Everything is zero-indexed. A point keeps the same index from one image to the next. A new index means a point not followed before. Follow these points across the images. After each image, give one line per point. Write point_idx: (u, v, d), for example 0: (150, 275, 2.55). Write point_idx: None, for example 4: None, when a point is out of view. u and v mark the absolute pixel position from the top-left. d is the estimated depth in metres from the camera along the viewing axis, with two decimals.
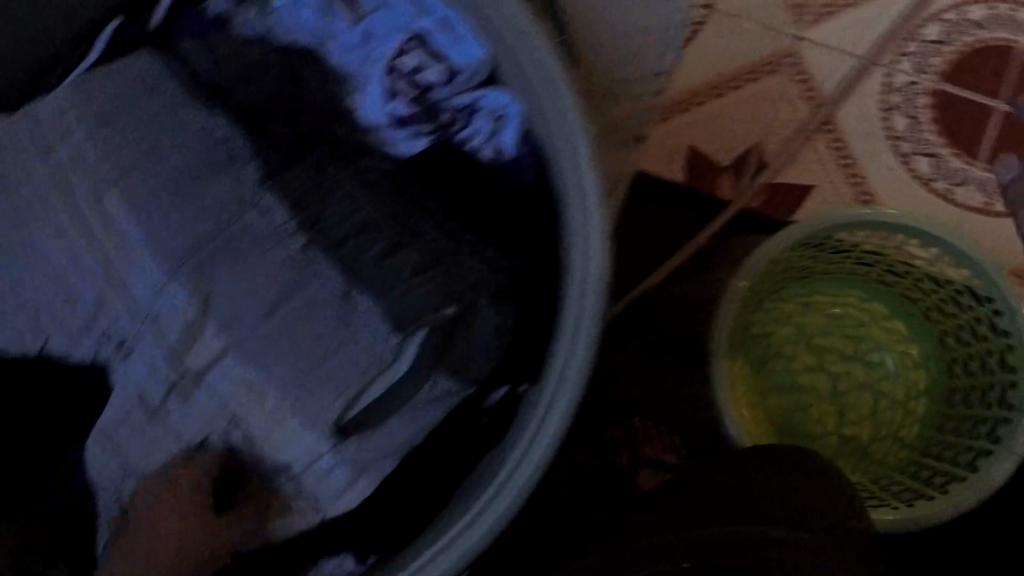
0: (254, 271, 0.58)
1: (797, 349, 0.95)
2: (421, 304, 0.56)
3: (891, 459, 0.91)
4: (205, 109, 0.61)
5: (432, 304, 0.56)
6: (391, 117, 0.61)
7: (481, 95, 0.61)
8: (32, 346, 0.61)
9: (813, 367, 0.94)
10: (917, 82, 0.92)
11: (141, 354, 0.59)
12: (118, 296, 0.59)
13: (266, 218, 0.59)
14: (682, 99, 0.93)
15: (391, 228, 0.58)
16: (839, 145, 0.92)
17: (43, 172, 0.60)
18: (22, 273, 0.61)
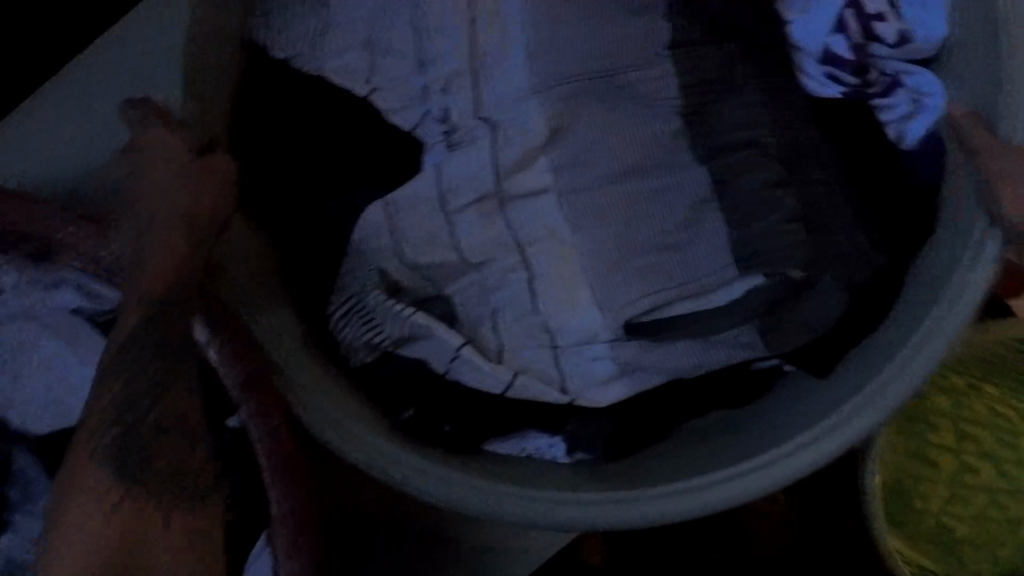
0: (620, 128, 0.54)
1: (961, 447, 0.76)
2: (776, 253, 0.52)
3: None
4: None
5: (785, 258, 0.52)
6: (822, 52, 0.56)
7: (912, 72, 0.55)
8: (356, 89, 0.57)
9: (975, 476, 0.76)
10: None
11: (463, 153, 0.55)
12: (471, 87, 0.55)
13: (651, 84, 0.55)
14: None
15: (776, 160, 0.53)
16: None
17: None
18: (384, 11, 0.57)
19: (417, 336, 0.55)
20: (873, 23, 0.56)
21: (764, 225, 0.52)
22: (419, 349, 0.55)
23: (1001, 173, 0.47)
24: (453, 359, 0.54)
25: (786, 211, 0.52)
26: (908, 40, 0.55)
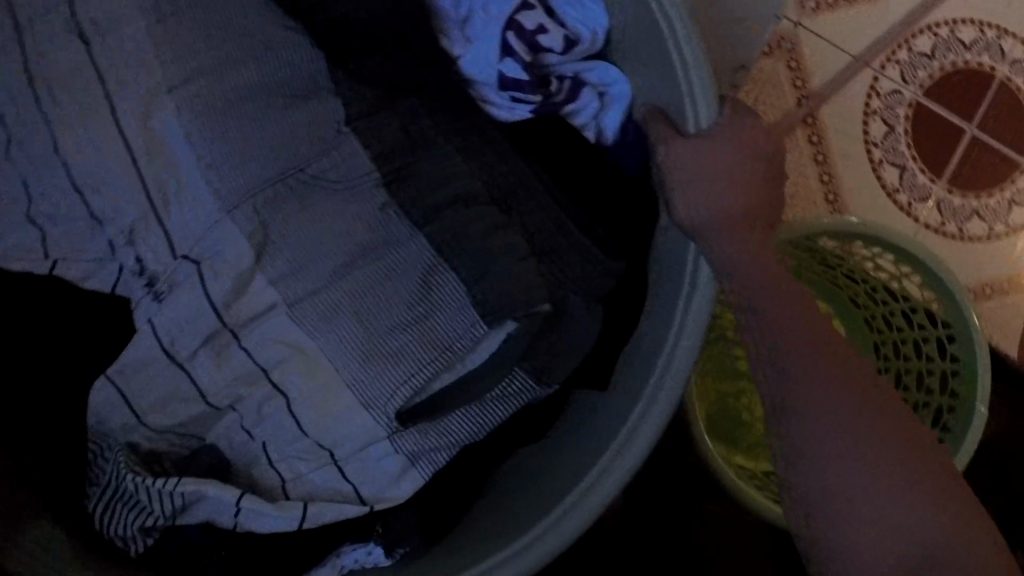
0: (330, 218, 0.51)
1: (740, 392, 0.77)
2: (520, 291, 0.50)
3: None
4: (282, 26, 0.54)
5: (533, 293, 0.50)
6: (498, 77, 0.55)
7: (589, 68, 0.56)
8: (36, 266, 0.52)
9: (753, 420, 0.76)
10: (899, 92, 0.91)
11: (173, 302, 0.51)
12: (158, 227, 0.51)
13: (341, 166, 0.52)
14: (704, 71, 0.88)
15: (490, 203, 0.52)
16: (817, 140, 0.91)
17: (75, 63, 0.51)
18: (31, 177, 0.51)
19: (192, 503, 0.51)
20: (537, 35, 0.55)
21: (498, 265, 0.50)
22: (198, 514, 0.51)
23: (702, 164, 0.50)
24: (238, 514, 0.51)
25: (514, 247, 0.51)
26: (574, 42, 0.55)
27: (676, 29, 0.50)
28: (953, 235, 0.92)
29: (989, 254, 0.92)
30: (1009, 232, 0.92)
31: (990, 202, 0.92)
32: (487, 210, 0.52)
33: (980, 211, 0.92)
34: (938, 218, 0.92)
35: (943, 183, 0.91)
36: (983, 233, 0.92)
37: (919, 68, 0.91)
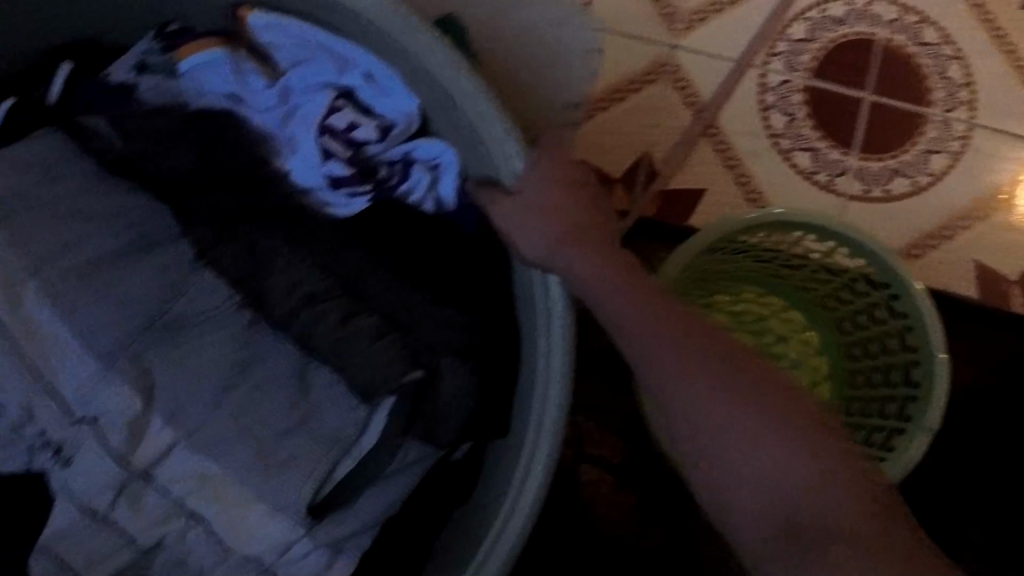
0: (205, 350, 0.55)
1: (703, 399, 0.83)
2: (385, 363, 0.54)
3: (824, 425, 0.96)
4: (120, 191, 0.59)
5: (396, 363, 0.53)
6: (327, 180, 0.59)
7: (412, 148, 0.60)
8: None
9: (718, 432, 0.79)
10: (789, 79, 0.87)
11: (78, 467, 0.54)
12: (50, 398, 0.54)
13: (201, 299, 0.57)
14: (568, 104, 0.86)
15: (341, 296, 0.56)
16: (724, 149, 0.87)
17: None
18: None
19: None
20: (352, 132, 0.59)
21: (363, 347, 0.54)
22: None
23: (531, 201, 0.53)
24: None
25: (372, 330, 0.55)
26: (389, 127, 0.60)
27: (454, 89, 0.53)
28: None
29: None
30: (933, 182, 0.85)
31: (907, 159, 0.85)
32: (340, 306, 0.56)
33: (901, 169, 0.85)
34: (864, 187, 0.86)
35: (856, 152, 0.86)
36: (910, 190, 0.85)
37: (804, 46, 0.88)
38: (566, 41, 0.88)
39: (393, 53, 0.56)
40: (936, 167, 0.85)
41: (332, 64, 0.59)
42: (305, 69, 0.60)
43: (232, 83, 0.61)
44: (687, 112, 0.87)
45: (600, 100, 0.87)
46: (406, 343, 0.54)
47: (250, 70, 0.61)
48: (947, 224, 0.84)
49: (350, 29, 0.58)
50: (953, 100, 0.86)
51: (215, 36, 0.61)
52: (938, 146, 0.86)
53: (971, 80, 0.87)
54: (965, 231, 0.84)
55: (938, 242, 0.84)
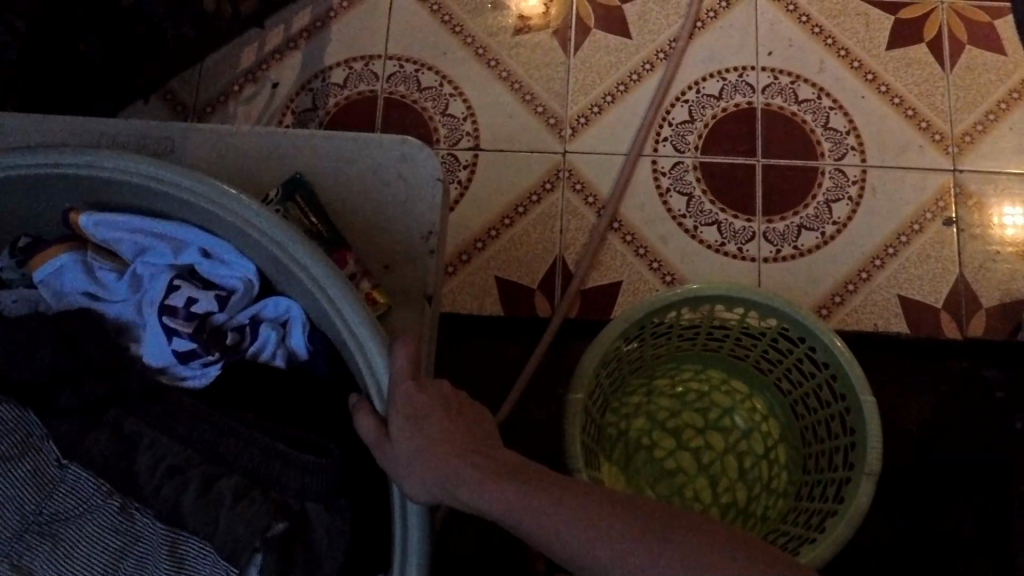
0: (79, 545, 0.56)
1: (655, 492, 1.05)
2: (251, 523, 0.55)
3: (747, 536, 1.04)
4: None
5: (261, 519, 0.55)
6: (176, 355, 0.62)
7: (259, 307, 0.64)
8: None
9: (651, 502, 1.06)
10: (681, 161, 1.19)
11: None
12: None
13: (72, 494, 0.57)
14: (483, 235, 1.17)
15: (202, 463, 0.59)
16: (630, 237, 1.16)
17: None
18: None
19: None
20: (191, 307, 0.62)
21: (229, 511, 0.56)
22: None
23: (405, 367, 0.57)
24: None
25: (235, 492, 0.57)
26: (229, 295, 0.63)
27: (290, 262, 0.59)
28: (793, 254, 1.15)
29: (836, 252, 1.15)
30: (837, 229, 1.16)
31: (809, 212, 1.17)
32: (202, 476, 0.58)
33: (804, 224, 1.16)
34: (771, 248, 1.16)
35: (759, 218, 1.17)
36: (820, 240, 1.16)
37: (688, 135, 1.20)
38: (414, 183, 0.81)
39: (233, 228, 0.61)
40: (837, 216, 1.16)
41: (168, 248, 0.63)
42: (146, 255, 0.64)
43: (86, 282, 0.64)
44: (593, 212, 1.17)
45: (492, 235, 1.17)
46: (272, 495, 0.57)
47: (102, 266, 0.65)
48: (851, 277, 1.14)
49: (185, 211, 0.62)
50: (839, 150, 1.20)
51: (65, 240, 0.66)
52: (838, 194, 1.17)
53: (853, 131, 1.20)
54: (865, 279, 1.14)
55: (843, 296, 1.13)
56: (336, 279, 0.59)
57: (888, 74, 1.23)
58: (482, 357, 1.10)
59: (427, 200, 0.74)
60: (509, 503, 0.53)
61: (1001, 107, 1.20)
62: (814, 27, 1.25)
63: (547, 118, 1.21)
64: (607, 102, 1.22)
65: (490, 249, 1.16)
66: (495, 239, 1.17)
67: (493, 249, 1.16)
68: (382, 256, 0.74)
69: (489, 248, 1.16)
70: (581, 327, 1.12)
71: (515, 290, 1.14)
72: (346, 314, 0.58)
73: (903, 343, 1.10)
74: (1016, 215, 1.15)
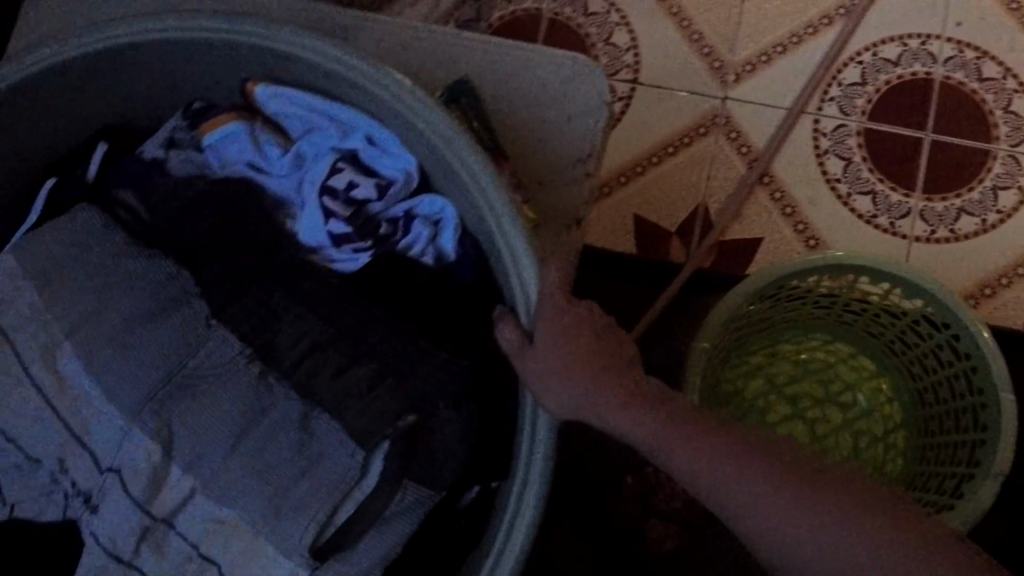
0: (216, 401, 0.58)
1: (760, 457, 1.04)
2: (385, 407, 0.57)
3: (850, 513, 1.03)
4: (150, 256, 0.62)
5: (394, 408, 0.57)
6: (332, 237, 0.64)
7: (414, 204, 0.64)
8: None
9: None
10: (844, 124, 1.14)
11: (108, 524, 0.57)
12: (85, 453, 0.59)
13: (217, 353, 0.60)
14: (628, 170, 1.15)
15: (341, 346, 0.60)
16: (779, 194, 1.13)
17: None
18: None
19: None
20: (351, 191, 0.64)
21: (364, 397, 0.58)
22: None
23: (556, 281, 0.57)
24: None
25: (370, 380, 0.59)
26: (388, 185, 0.64)
27: (457, 165, 0.59)
28: (947, 237, 1.10)
29: (994, 243, 1.10)
30: (1000, 218, 1.10)
31: (972, 196, 1.11)
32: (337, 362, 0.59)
33: (965, 208, 1.11)
34: (926, 228, 1.11)
35: (918, 195, 1.12)
36: (979, 227, 1.10)
37: (856, 98, 1.15)
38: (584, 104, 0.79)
39: (399, 117, 0.61)
40: (1002, 204, 1.11)
41: (335, 130, 0.65)
42: (313, 136, 0.66)
43: (252, 152, 0.66)
44: (744, 163, 1.14)
45: (638, 172, 1.15)
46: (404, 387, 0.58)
47: (267, 141, 0.67)
48: (1006, 270, 1.08)
49: (355, 95, 0.63)
50: (1017, 136, 1.13)
51: (234, 109, 0.67)
52: (1008, 182, 1.11)
53: None
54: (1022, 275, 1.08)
55: (994, 289, 1.08)
56: (497, 190, 0.58)
57: None
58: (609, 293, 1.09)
59: (589, 124, 0.73)
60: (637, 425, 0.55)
61: None
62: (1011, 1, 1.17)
63: (711, 60, 1.18)
64: (776, 53, 1.17)
65: (632, 186, 1.14)
66: (639, 176, 1.15)
67: (636, 186, 1.14)
68: (538, 171, 0.73)
69: (632, 184, 1.14)
70: (714, 280, 1.09)
71: (651, 231, 1.13)
72: (502, 222, 0.58)
73: None
74: None
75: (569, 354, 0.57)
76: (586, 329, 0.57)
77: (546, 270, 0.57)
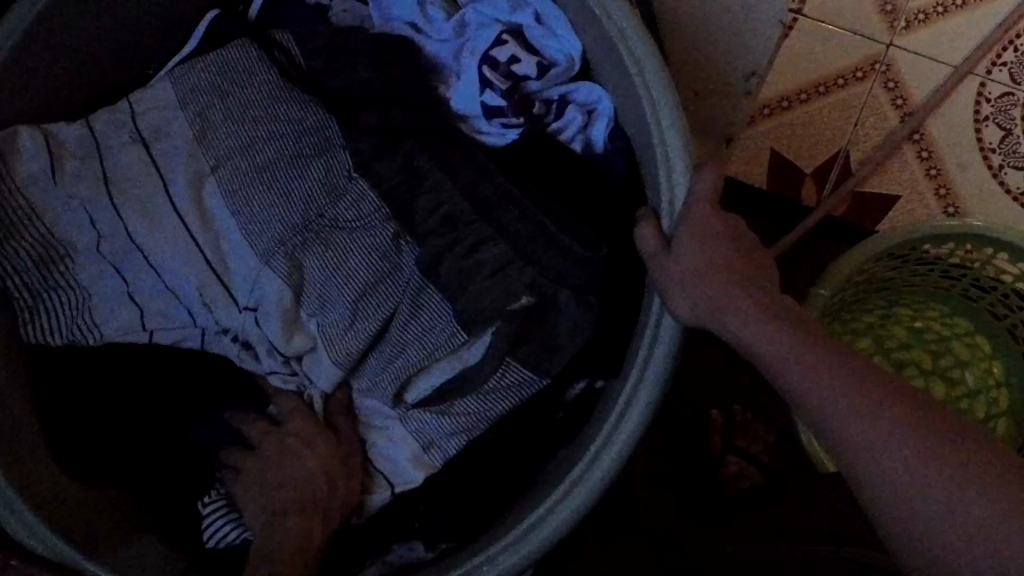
0: (347, 253, 0.67)
1: None
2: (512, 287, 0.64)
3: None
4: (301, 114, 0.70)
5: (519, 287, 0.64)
6: (484, 109, 0.69)
7: (571, 89, 0.69)
8: (138, 338, 0.72)
9: None
10: (1012, 93, 1.08)
11: (259, 342, 0.71)
12: (224, 291, 0.70)
13: (354, 207, 0.68)
14: (773, 103, 1.10)
15: (473, 220, 0.65)
16: (927, 153, 1.08)
17: (137, 164, 0.71)
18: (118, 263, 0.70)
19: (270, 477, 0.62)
20: (511, 65, 0.69)
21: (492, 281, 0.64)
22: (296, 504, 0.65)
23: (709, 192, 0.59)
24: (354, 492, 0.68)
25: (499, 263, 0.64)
26: (550, 66, 0.69)
27: (627, 55, 0.61)
28: None
29: None
30: None
31: None
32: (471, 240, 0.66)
33: None
34: None
35: None
36: None
37: None
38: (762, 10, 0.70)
39: (579, 5, 0.63)
40: None
41: (505, 3, 0.68)
42: (480, 5, 0.70)
43: (418, 10, 0.71)
44: (896, 116, 1.09)
45: (783, 105, 1.10)
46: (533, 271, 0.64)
47: (434, 3, 0.72)
48: None
49: None
50: None
51: None
52: None
53: None
54: None
55: None
56: (662, 84, 0.60)
57: None
58: None
59: (762, 38, 0.70)
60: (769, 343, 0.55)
61: None
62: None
63: (884, 3, 1.10)
64: (955, 5, 1.09)
65: (773, 120, 1.10)
66: (785, 111, 1.10)
67: (778, 121, 1.10)
68: (692, 80, 0.74)
69: (774, 118, 1.10)
70: (839, 229, 1.08)
71: (785, 170, 1.10)
72: (662, 128, 0.60)
73: None
74: None
75: (704, 265, 0.58)
76: (724, 248, 0.58)
77: (696, 178, 0.59)
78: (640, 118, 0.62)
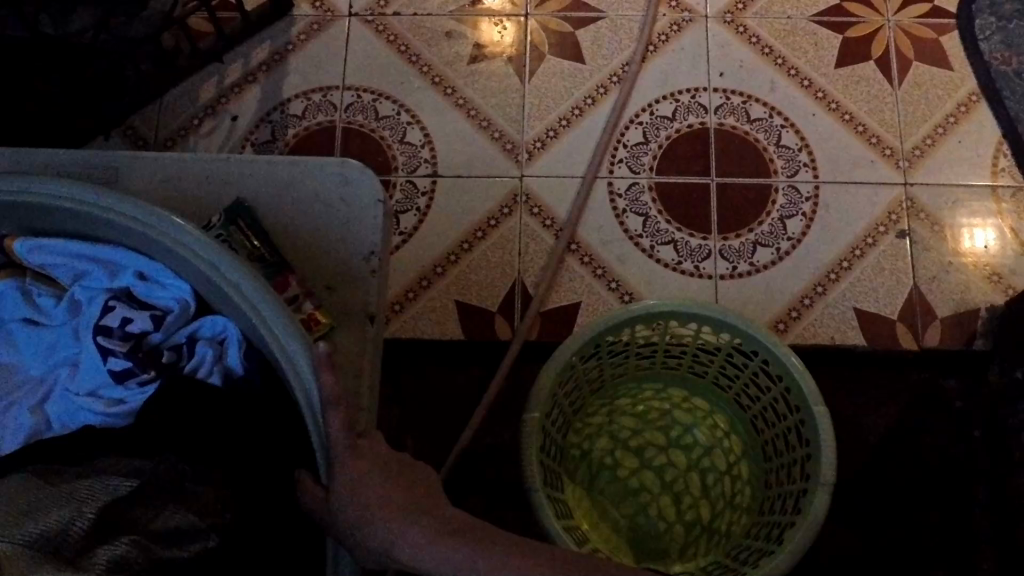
0: None
1: (624, 508, 1.07)
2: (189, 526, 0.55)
3: (705, 559, 1.05)
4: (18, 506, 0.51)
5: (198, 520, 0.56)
6: (113, 375, 0.62)
7: (196, 326, 0.64)
8: None
9: (611, 516, 1.07)
10: (636, 182, 1.21)
11: None
12: None
13: None
14: (442, 261, 1.18)
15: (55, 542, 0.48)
16: (588, 257, 1.17)
17: None
18: None
19: None
20: (126, 326, 0.62)
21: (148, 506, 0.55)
22: None
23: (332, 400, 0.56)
24: None
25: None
26: (164, 315, 0.64)
27: (227, 284, 0.60)
28: (749, 270, 1.16)
29: (790, 270, 1.16)
30: (792, 244, 1.17)
31: (764, 228, 1.18)
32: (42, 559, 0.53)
33: (759, 240, 1.17)
34: (727, 265, 1.17)
35: (715, 236, 1.18)
36: (775, 256, 1.17)
37: (642, 156, 1.22)
38: (358, 200, 0.75)
39: (166, 250, 0.62)
40: (792, 231, 1.18)
41: (104, 272, 0.64)
42: (84, 280, 0.65)
43: (24, 307, 0.65)
44: (550, 235, 1.18)
45: (451, 259, 1.18)
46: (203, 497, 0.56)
47: (41, 291, 0.65)
48: (806, 292, 1.15)
49: (118, 233, 0.63)
50: (792, 167, 1.21)
51: (4, 267, 0.66)
52: (793, 210, 1.19)
53: (805, 148, 1.22)
54: (821, 293, 1.15)
55: (800, 311, 1.14)
56: (272, 301, 0.59)
57: (835, 90, 1.25)
58: (441, 387, 1.10)
59: (369, 221, 0.74)
60: (432, 522, 0.56)
61: (950, 120, 1.22)
62: (763, 48, 1.28)
63: (504, 143, 1.23)
64: (563, 125, 1.24)
65: (448, 275, 1.17)
66: (454, 264, 1.18)
67: (451, 276, 1.17)
68: (323, 277, 0.74)
69: (448, 273, 1.17)
70: (545, 349, 1.12)
71: (473, 315, 1.15)
72: (282, 337, 0.59)
73: (859, 357, 1.11)
74: (976, 226, 1.17)
75: None
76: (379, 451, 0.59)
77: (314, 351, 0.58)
78: (261, 339, 0.61)
